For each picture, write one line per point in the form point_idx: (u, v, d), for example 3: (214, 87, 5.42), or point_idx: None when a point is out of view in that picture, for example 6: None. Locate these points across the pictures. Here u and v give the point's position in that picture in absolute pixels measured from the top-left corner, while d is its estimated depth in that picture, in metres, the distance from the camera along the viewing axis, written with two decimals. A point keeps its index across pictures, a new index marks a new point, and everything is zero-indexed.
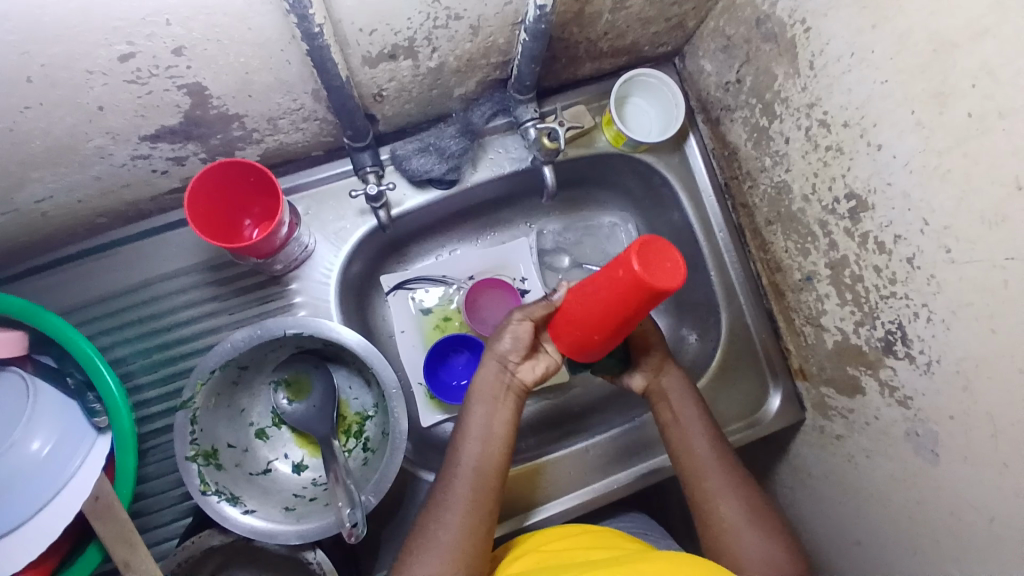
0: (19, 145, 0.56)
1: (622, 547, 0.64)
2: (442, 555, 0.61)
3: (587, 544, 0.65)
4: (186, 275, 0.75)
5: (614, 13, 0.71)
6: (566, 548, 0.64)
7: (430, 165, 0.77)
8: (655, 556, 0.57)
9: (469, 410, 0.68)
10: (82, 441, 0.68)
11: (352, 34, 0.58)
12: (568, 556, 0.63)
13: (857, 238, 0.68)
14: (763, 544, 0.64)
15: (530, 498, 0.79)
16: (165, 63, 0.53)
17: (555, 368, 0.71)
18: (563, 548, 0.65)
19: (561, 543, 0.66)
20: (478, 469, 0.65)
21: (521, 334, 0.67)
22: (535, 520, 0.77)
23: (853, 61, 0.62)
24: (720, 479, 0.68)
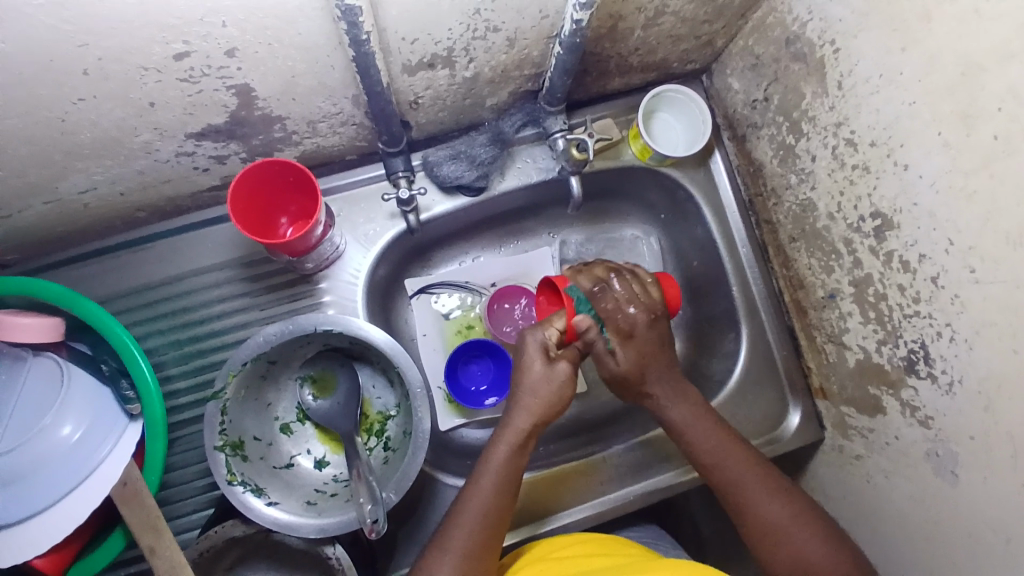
0: (69, 136, 0.59)
1: (629, 554, 0.64)
2: None
3: (594, 551, 0.65)
4: (220, 270, 0.77)
5: (645, 30, 0.73)
6: (581, 555, 0.64)
7: (459, 172, 0.79)
8: (674, 564, 0.57)
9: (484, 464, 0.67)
10: (113, 428, 0.69)
11: (394, 42, 0.60)
12: (577, 562, 0.63)
13: (881, 256, 0.68)
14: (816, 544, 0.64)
15: (541, 506, 0.79)
16: (216, 63, 0.56)
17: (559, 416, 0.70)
18: (572, 555, 0.65)
19: (569, 550, 0.66)
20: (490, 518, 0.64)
21: (559, 374, 0.68)
22: (548, 529, 0.78)
23: (881, 82, 0.63)
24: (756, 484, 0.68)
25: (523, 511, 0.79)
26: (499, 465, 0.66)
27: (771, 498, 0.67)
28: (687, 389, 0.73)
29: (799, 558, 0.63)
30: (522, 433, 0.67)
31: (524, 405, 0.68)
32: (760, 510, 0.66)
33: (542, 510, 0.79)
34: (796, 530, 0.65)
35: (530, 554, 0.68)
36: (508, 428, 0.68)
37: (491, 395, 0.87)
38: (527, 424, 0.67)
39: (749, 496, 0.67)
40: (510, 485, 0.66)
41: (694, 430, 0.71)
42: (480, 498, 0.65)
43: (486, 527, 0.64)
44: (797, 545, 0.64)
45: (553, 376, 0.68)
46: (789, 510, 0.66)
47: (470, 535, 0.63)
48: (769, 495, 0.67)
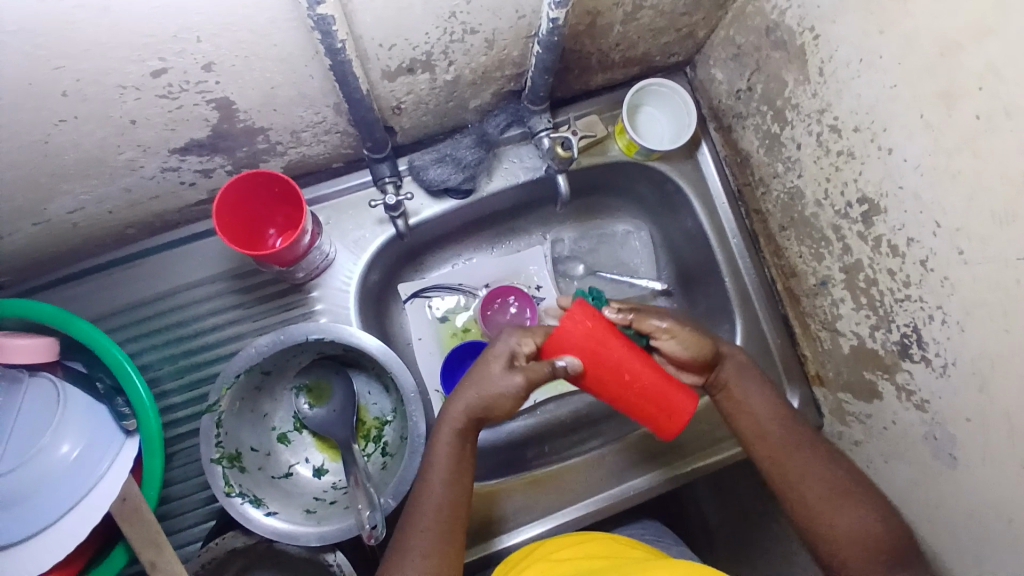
0: (53, 157, 0.59)
1: (631, 556, 0.64)
2: None
3: (597, 553, 0.65)
4: (211, 284, 0.78)
5: (624, 25, 0.72)
6: (578, 558, 0.65)
7: (446, 175, 0.79)
8: (673, 565, 0.57)
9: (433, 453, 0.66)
10: (110, 444, 0.70)
11: (372, 49, 0.60)
12: (579, 565, 0.63)
13: (870, 241, 0.68)
14: (857, 511, 0.65)
15: (506, 517, 0.78)
16: (194, 79, 0.56)
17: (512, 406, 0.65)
18: (575, 556, 0.65)
19: (574, 551, 0.66)
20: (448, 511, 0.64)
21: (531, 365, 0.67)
22: (510, 543, 0.77)
23: (862, 66, 0.63)
24: (802, 458, 0.69)
25: (499, 520, 0.78)
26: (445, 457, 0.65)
27: (814, 469, 0.69)
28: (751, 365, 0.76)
29: (855, 533, 0.64)
30: (463, 415, 0.65)
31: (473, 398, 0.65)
32: (806, 482, 0.68)
33: (520, 517, 0.78)
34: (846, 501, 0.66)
35: (531, 554, 0.68)
36: (449, 414, 0.66)
37: None
38: (462, 413, 0.65)
39: (795, 468, 0.69)
40: (457, 473, 0.65)
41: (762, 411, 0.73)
42: (434, 500, 0.64)
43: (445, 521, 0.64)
44: (857, 526, 0.65)
45: (512, 391, 0.63)
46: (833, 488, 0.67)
47: (428, 540, 0.63)
48: (813, 465, 0.69)
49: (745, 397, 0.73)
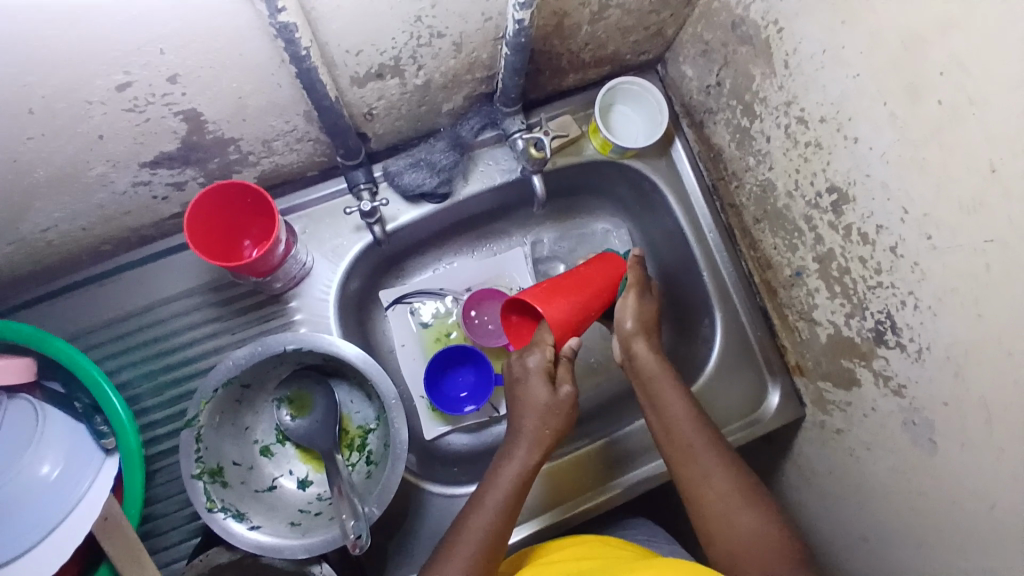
0: (23, 176, 0.58)
1: (620, 555, 0.64)
2: None
3: (587, 554, 0.65)
4: (188, 297, 0.77)
5: (593, 24, 0.73)
6: (568, 560, 0.64)
7: (421, 179, 0.79)
8: (658, 564, 0.57)
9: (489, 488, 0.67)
10: (89, 464, 0.69)
11: (339, 56, 0.60)
12: (570, 567, 0.63)
13: (841, 231, 0.69)
14: (758, 515, 0.63)
15: None
16: (160, 91, 0.55)
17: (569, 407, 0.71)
18: (564, 559, 0.65)
19: (563, 553, 0.66)
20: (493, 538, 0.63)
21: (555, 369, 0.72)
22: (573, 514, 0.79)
23: (826, 57, 0.64)
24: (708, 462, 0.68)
25: None
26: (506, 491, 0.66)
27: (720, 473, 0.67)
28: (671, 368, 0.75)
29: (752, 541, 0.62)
30: (530, 468, 0.68)
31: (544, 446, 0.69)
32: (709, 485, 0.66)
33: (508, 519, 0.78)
34: (738, 510, 0.64)
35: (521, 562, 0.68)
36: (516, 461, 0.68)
37: (472, 402, 0.87)
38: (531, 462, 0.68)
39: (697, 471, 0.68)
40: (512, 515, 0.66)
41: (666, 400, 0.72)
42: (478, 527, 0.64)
43: (490, 545, 0.63)
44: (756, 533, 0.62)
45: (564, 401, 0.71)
46: (740, 494, 0.65)
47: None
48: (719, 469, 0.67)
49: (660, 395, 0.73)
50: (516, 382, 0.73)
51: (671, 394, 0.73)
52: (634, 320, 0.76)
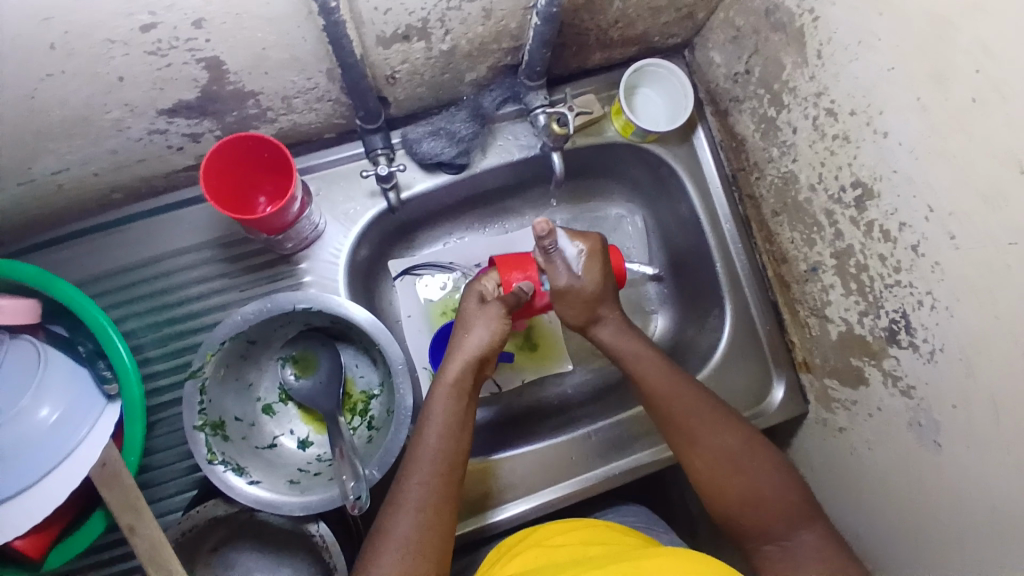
0: (38, 114, 0.58)
1: (624, 543, 0.64)
2: (407, 544, 0.58)
3: (591, 540, 0.64)
4: (198, 251, 0.77)
5: (624, 1, 0.72)
6: (570, 544, 0.64)
7: (439, 148, 0.78)
8: (663, 553, 0.57)
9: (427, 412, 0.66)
10: (91, 409, 0.69)
11: (367, 13, 0.59)
12: (575, 550, 0.63)
13: (862, 227, 0.68)
14: (761, 473, 0.67)
15: (490, 493, 0.78)
16: (184, 35, 0.54)
17: (500, 338, 0.69)
18: (566, 543, 0.65)
19: (565, 538, 0.66)
20: (445, 462, 0.63)
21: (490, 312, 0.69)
22: (501, 518, 0.77)
23: (860, 48, 0.62)
24: (701, 421, 0.69)
25: (483, 498, 0.78)
26: (444, 412, 0.65)
27: (716, 432, 0.69)
28: (630, 326, 0.76)
29: (757, 497, 0.65)
30: (459, 377, 0.67)
31: (464, 357, 0.67)
32: (709, 443, 0.68)
33: (505, 494, 0.79)
34: (733, 471, 0.67)
35: (525, 539, 0.67)
36: (445, 376, 0.67)
37: None
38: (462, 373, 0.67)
39: (697, 433, 0.69)
40: (456, 431, 0.65)
41: (641, 362, 0.73)
42: (427, 452, 0.63)
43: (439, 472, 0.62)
44: (759, 488, 0.66)
45: (494, 317, 0.69)
46: (739, 450, 0.68)
47: (420, 509, 0.60)
48: (714, 429, 0.69)
49: (635, 352, 0.74)
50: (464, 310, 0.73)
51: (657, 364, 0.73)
52: (566, 275, 0.71)
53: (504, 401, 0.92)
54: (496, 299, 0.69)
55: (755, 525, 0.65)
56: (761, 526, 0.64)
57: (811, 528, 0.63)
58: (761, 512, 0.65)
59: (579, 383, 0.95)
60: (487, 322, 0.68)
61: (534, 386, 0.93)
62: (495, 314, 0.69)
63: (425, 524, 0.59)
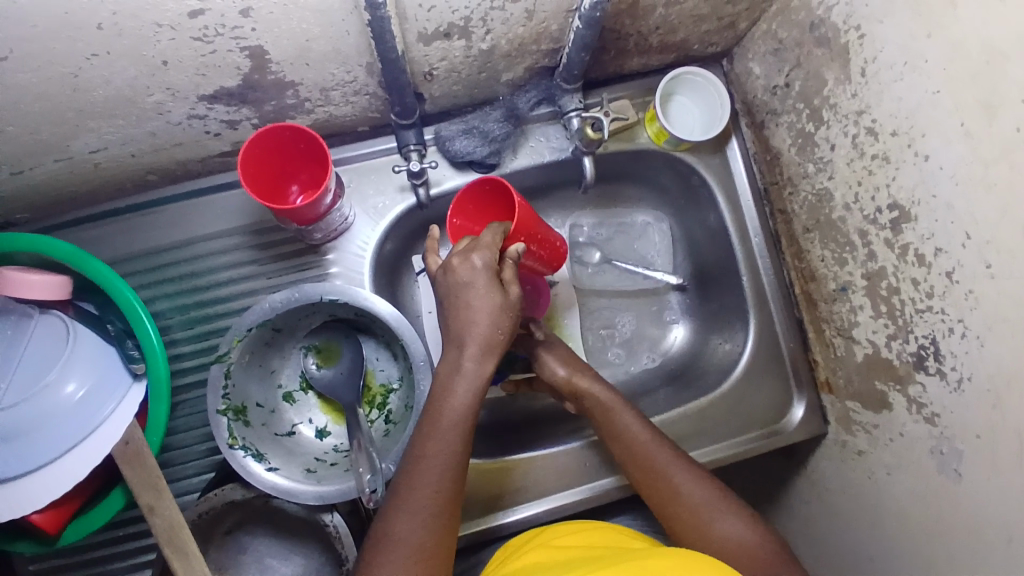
0: (81, 93, 0.58)
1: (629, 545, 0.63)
2: (412, 550, 0.57)
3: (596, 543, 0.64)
4: (228, 237, 0.77)
5: (667, 8, 0.71)
6: (576, 546, 0.64)
7: (472, 147, 0.78)
8: (663, 555, 0.56)
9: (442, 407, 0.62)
10: (117, 387, 0.70)
11: (411, 9, 0.59)
12: (581, 551, 0.62)
13: (897, 249, 0.67)
14: (732, 520, 0.64)
15: (503, 494, 0.78)
16: (231, 23, 0.55)
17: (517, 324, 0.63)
18: (573, 544, 0.64)
19: (572, 539, 0.65)
20: (456, 466, 0.61)
21: (509, 296, 0.62)
22: (509, 520, 0.78)
23: (905, 69, 0.61)
24: (676, 472, 0.68)
25: (495, 498, 0.78)
26: (461, 411, 0.62)
27: (694, 482, 0.68)
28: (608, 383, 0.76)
29: (741, 546, 0.63)
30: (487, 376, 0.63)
31: (481, 344, 0.62)
32: (684, 494, 0.67)
33: (517, 495, 0.79)
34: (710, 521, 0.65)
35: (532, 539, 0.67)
36: (466, 371, 0.62)
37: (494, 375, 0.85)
38: (464, 408, 0.62)
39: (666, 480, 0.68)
40: (466, 434, 0.62)
41: (619, 413, 0.73)
42: (443, 455, 0.61)
43: (452, 475, 0.61)
44: (735, 537, 0.63)
45: (513, 306, 0.62)
46: (714, 501, 0.66)
47: (432, 514, 0.59)
48: (691, 480, 0.68)
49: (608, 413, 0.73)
50: (456, 278, 0.62)
51: (626, 417, 0.72)
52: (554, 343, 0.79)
53: (519, 402, 0.92)
54: (512, 276, 0.62)
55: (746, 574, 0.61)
56: None
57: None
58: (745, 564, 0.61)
59: None
60: (503, 310, 0.62)
61: None
62: (508, 305, 0.62)
63: (433, 529, 0.59)
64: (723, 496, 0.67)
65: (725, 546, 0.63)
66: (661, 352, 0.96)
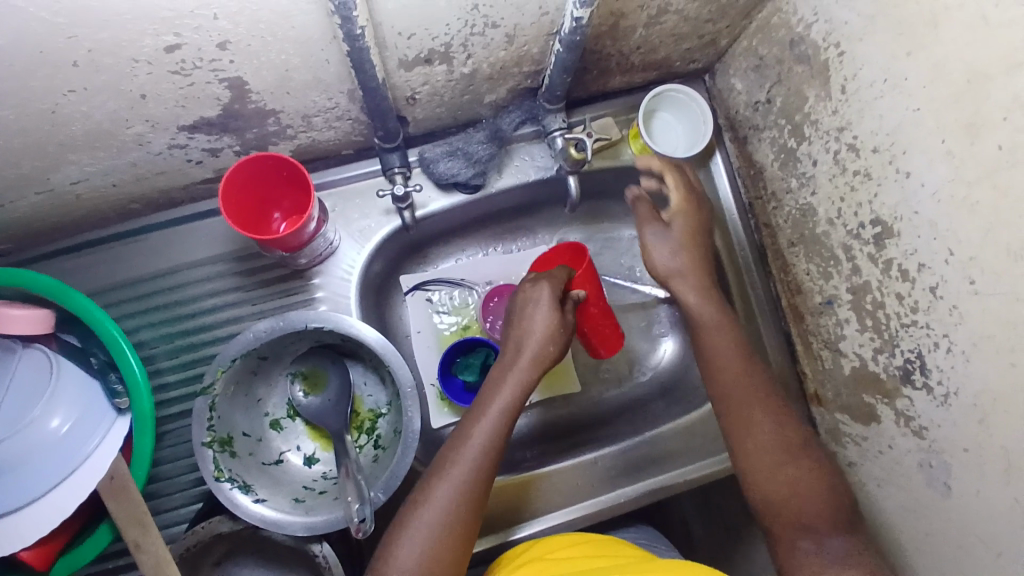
0: (60, 127, 0.58)
1: (628, 556, 0.63)
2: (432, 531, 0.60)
3: (597, 553, 0.64)
4: (212, 264, 0.77)
5: (648, 28, 0.71)
6: (571, 558, 0.63)
7: (456, 169, 0.78)
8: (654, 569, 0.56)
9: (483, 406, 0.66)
10: (101, 422, 0.69)
11: (391, 37, 0.59)
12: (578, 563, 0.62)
13: (880, 264, 0.67)
14: (798, 468, 0.65)
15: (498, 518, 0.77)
16: (209, 56, 0.54)
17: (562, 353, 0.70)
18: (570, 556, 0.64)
19: (570, 551, 0.65)
20: (488, 461, 0.64)
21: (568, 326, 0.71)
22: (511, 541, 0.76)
23: (886, 87, 0.62)
24: (757, 408, 0.69)
25: (492, 519, 0.77)
26: (497, 408, 0.66)
27: (769, 423, 0.68)
28: (716, 296, 0.78)
29: (795, 494, 0.63)
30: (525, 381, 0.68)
31: (528, 356, 0.68)
32: (757, 426, 0.68)
33: (509, 517, 0.78)
34: (777, 464, 0.65)
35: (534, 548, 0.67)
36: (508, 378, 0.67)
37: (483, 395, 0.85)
38: (497, 421, 0.65)
39: (743, 417, 0.69)
40: (501, 433, 0.65)
41: (716, 335, 0.75)
42: (475, 451, 0.63)
43: (480, 470, 0.63)
44: (796, 483, 0.64)
45: (557, 326, 0.69)
46: (784, 443, 0.66)
47: (455, 502, 0.61)
48: (768, 421, 0.68)
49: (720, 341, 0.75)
50: (525, 296, 0.71)
51: (722, 339, 0.75)
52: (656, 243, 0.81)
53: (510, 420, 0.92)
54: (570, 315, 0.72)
55: (794, 518, 0.62)
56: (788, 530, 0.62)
57: (844, 536, 0.61)
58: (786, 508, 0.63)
59: (587, 404, 0.94)
60: (556, 331, 0.69)
61: (541, 406, 0.93)
62: (564, 326, 0.70)
63: (454, 515, 0.61)
64: (798, 438, 0.67)
65: (786, 482, 0.64)
66: (651, 365, 0.95)
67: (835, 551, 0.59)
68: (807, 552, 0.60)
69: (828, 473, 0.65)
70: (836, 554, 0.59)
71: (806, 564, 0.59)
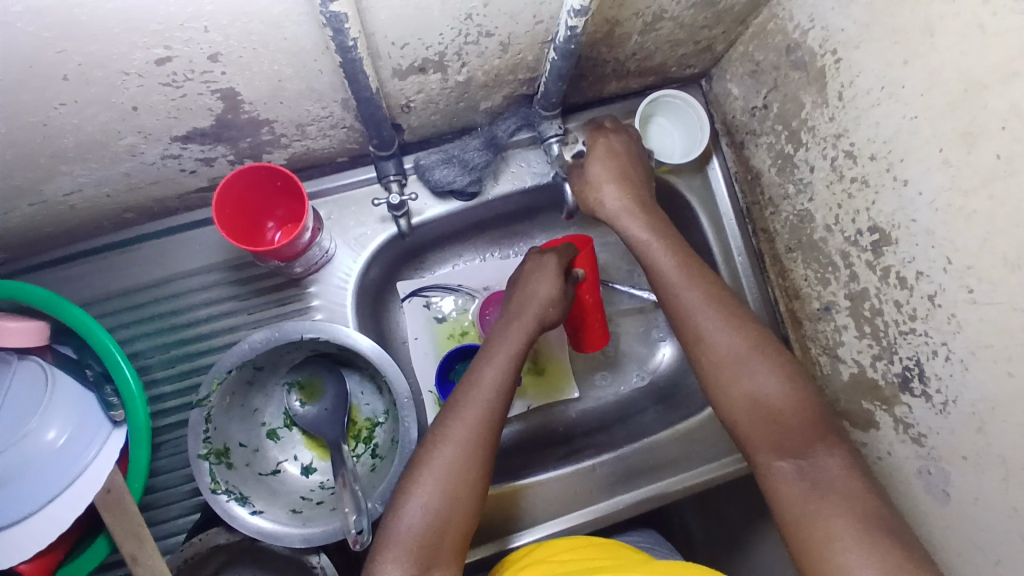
0: (52, 139, 0.57)
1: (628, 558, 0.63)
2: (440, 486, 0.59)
3: (596, 554, 0.63)
4: (207, 273, 0.76)
5: (643, 35, 0.71)
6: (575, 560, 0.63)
7: (452, 176, 0.78)
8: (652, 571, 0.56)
9: (481, 365, 0.66)
10: (97, 433, 0.69)
11: (384, 47, 0.59)
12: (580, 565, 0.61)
13: (878, 272, 0.67)
14: (764, 373, 0.62)
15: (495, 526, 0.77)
16: (200, 68, 0.54)
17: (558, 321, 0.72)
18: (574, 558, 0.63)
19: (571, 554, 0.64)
20: (490, 415, 0.63)
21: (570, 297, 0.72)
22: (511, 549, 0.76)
23: (883, 94, 0.61)
24: (708, 316, 0.66)
25: (486, 528, 0.77)
26: (497, 367, 0.65)
27: (723, 328, 0.65)
28: (646, 208, 0.74)
29: (760, 403, 0.61)
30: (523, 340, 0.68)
31: (529, 320, 0.69)
32: (711, 337, 0.65)
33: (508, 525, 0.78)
34: (733, 373, 0.63)
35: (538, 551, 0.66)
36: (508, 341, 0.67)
37: None
38: (497, 378, 0.65)
39: (699, 329, 0.66)
40: (503, 390, 0.65)
41: (654, 248, 0.71)
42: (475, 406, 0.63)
43: (483, 424, 0.62)
44: (761, 393, 0.61)
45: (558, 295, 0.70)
46: (743, 350, 0.63)
47: (460, 456, 0.60)
48: (722, 325, 0.65)
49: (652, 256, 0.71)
50: (531, 264, 0.72)
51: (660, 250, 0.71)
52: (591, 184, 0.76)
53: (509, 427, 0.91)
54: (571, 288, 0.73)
55: (770, 434, 0.59)
56: (762, 446, 0.60)
57: (829, 445, 0.57)
58: (757, 419, 0.61)
59: (585, 409, 0.94)
60: (557, 296, 0.70)
61: (539, 412, 0.93)
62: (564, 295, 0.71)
63: (460, 468, 0.60)
64: (754, 336, 0.64)
65: (751, 395, 0.61)
66: (650, 370, 0.95)
67: (822, 471, 0.56)
68: (794, 482, 0.56)
69: (791, 367, 0.62)
70: (814, 465, 0.56)
71: (783, 483, 0.57)
